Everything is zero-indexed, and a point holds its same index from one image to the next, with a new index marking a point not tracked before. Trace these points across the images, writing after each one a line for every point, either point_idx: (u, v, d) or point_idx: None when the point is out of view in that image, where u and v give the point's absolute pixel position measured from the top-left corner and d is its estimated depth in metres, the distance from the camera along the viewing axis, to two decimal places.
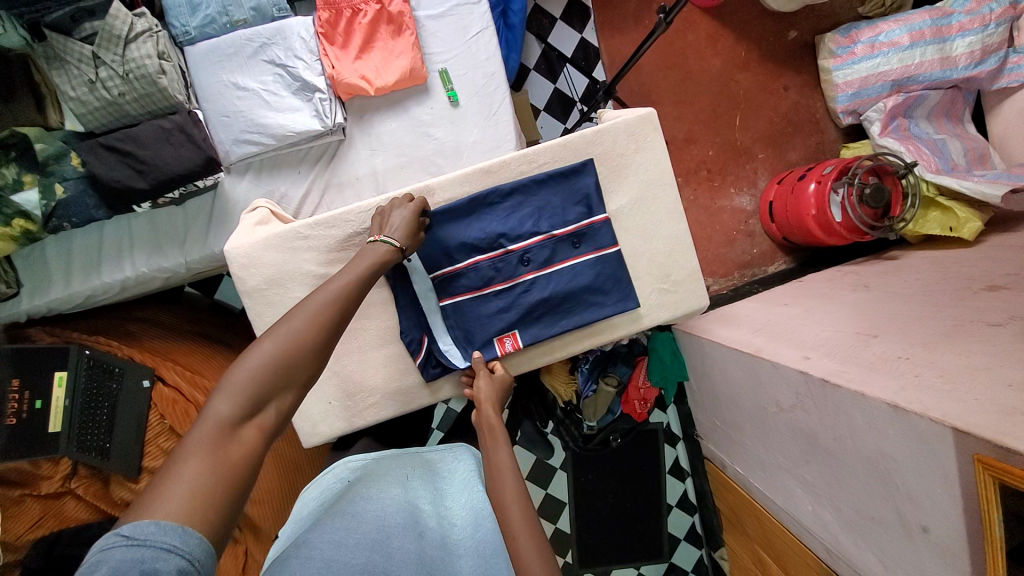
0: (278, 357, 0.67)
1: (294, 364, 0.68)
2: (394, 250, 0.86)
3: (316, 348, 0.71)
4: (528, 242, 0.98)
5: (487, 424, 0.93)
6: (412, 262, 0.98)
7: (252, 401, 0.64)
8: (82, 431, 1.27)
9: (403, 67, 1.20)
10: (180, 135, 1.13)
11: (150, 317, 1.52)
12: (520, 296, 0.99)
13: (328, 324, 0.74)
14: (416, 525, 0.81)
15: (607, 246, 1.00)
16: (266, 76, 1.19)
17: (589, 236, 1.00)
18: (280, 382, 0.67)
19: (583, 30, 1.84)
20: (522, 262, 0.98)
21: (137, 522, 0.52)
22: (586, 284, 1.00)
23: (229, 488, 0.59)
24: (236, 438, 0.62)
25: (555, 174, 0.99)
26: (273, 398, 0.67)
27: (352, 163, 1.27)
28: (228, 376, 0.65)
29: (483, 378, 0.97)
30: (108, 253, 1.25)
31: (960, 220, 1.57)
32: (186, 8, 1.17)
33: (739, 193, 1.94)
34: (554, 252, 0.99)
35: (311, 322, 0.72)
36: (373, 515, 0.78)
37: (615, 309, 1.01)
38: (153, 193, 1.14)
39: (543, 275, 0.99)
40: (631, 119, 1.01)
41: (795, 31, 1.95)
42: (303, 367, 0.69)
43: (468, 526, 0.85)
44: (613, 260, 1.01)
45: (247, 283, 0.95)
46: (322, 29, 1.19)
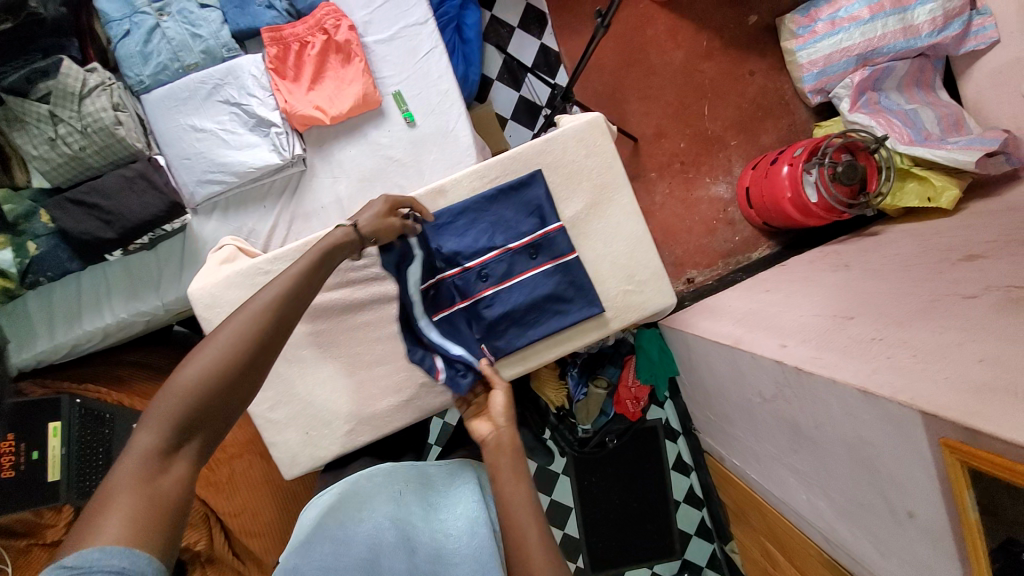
0: (210, 376, 0.66)
1: (226, 383, 0.67)
2: (343, 231, 0.84)
3: (254, 362, 0.70)
4: (485, 257, 0.99)
5: (492, 448, 0.79)
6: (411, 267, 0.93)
7: (183, 426, 0.64)
8: (80, 475, 1.30)
9: (356, 93, 1.22)
10: (142, 182, 1.15)
11: (136, 361, 1.55)
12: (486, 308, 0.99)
13: (264, 333, 0.71)
14: (408, 541, 0.83)
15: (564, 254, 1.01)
16: (221, 116, 1.22)
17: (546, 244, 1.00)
18: (209, 403, 0.66)
19: (542, 36, 1.86)
20: (481, 277, 0.99)
21: (76, 553, 0.54)
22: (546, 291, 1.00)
23: (165, 512, 0.60)
24: (164, 467, 0.63)
25: (504, 188, 1.01)
26: (204, 419, 0.66)
27: (316, 192, 1.28)
28: (154, 403, 0.64)
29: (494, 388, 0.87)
30: (87, 304, 1.27)
31: (938, 189, 1.56)
32: (138, 58, 1.19)
33: (715, 182, 1.93)
34: (511, 264, 1.00)
35: (243, 336, 0.69)
36: (360, 540, 0.81)
37: (579, 317, 1.01)
38: (122, 241, 1.17)
39: (503, 287, 1.00)
40: (578, 126, 1.02)
41: (755, 15, 1.95)
42: (235, 385, 0.68)
43: (463, 534, 0.86)
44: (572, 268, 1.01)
45: (212, 323, 0.97)
46: (271, 65, 1.21)
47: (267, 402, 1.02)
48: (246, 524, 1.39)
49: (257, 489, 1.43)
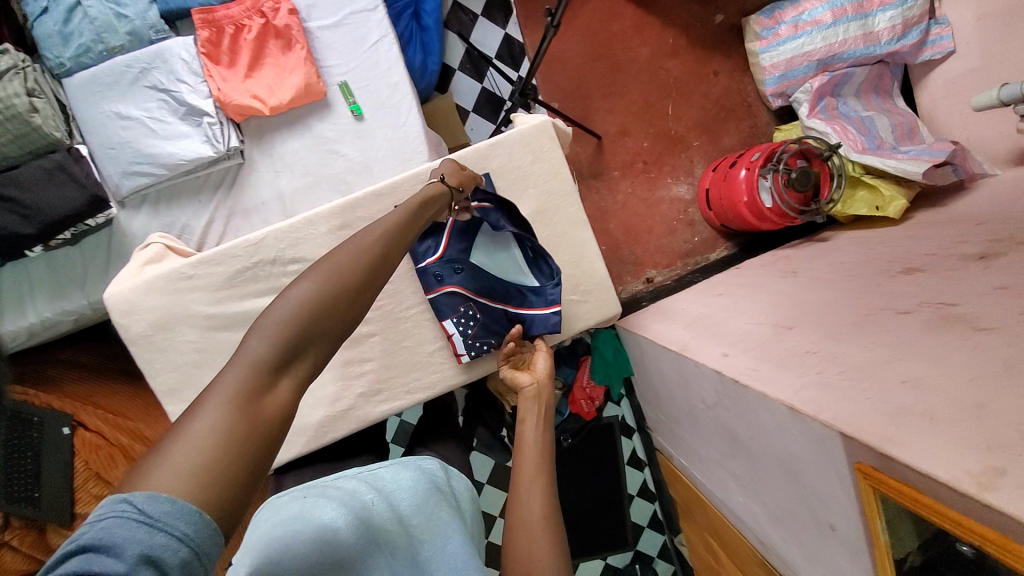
0: (319, 300, 0.60)
1: (332, 310, 0.61)
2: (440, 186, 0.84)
3: (357, 295, 0.64)
4: (442, 250, 0.97)
5: (526, 404, 0.90)
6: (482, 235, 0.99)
7: (286, 349, 0.58)
8: (8, 481, 1.22)
9: (297, 83, 1.15)
10: (62, 174, 1.07)
11: (67, 359, 1.48)
12: (453, 300, 0.98)
13: (369, 267, 0.66)
14: (383, 545, 0.81)
15: (522, 244, 1.00)
16: (149, 103, 1.13)
17: (502, 236, 1.00)
18: (317, 331, 0.60)
19: (506, 26, 1.80)
20: (439, 270, 0.97)
21: (149, 492, 0.46)
22: (496, 290, 0.99)
23: (254, 448, 0.53)
24: (268, 391, 0.56)
25: None
26: (309, 347, 0.60)
27: (255, 187, 1.22)
28: (262, 317, 0.58)
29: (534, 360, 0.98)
30: (7, 302, 1.18)
31: (886, 198, 1.60)
32: (57, 38, 1.10)
33: (676, 182, 1.93)
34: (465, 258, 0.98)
35: (352, 267, 0.64)
36: (337, 545, 0.78)
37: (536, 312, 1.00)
38: (42, 237, 1.08)
39: (464, 280, 0.97)
40: (525, 130, 1.00)
41: (722, 14, 1.93)
42: (338, 316, 0.62)
43: (438, 540, 0.85)
44: (530, 259, 1.00)
45: (131, 330, 0.92)
46: (203, 49, 1.13)
47: None
48: None
49: None
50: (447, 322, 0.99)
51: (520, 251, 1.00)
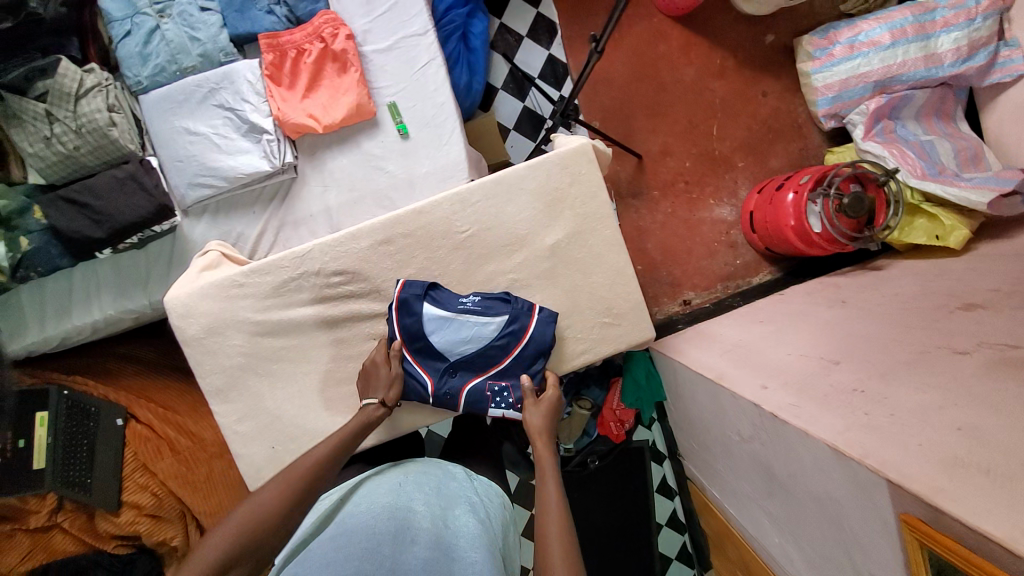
0: (256, 519, 0.78)
1: (264, 525, 0.78)
2: (377, 407, 0.93)
3: (288, 513, 0.80)
4: (426, 374, 0.96)
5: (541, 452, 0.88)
6: (449, 343, 0.96)
7: (224, 561, 0.74)
8: (64, 468, 1.36)
9: (349, 103, 1.21)
10: (133, 184, 1.16)
11: (127, 353, 1.58)
12: (476, 391, 0.96)
13: (304, 486, 0.83)
14: (408, 530, 0.86)
15: (461, 309, 0.96)
16: (215, 120, 1.21)
17: (441, 324, 0.96)
18: (256, 545, 0.76)
19: (550, 47, 1.82)
20: (442, 389, 0.96)
21: None
22: (484, 357, 0.96)
23: None
24: None
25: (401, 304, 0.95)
26: (241, 561, 0.75)
27: (305, 200, 1.28)
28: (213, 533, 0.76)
29: (535, 418, 0.92)
30: (78, 297, 1.29)
31: (947, 228, 1.51)
32: (138, 60, 1.20)
33: (718, 204, 1.88)
34: (450, 363, 0.97)
35: (292, 487, 0.82)
36: (362, 529, 0.85)
37: (529, 334, 0.97)
38: (110, 241, 1.18)
39: (469, 373, 0.97)
40: (565, 152, 0.99)
41: (772, 34, 1.89)
42: (273, 522, 0.78)
43: (459, 533, 0.88)
44: (481, 311, 0.96)
45: (185, 332, 0.97)
46: (267, 71, 1.21)
47: (234, 414, 0.99)
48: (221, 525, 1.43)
49: (232, 488, 1.47)
50: (490, 408, 0.96)
51: (465, 314, 0.96)
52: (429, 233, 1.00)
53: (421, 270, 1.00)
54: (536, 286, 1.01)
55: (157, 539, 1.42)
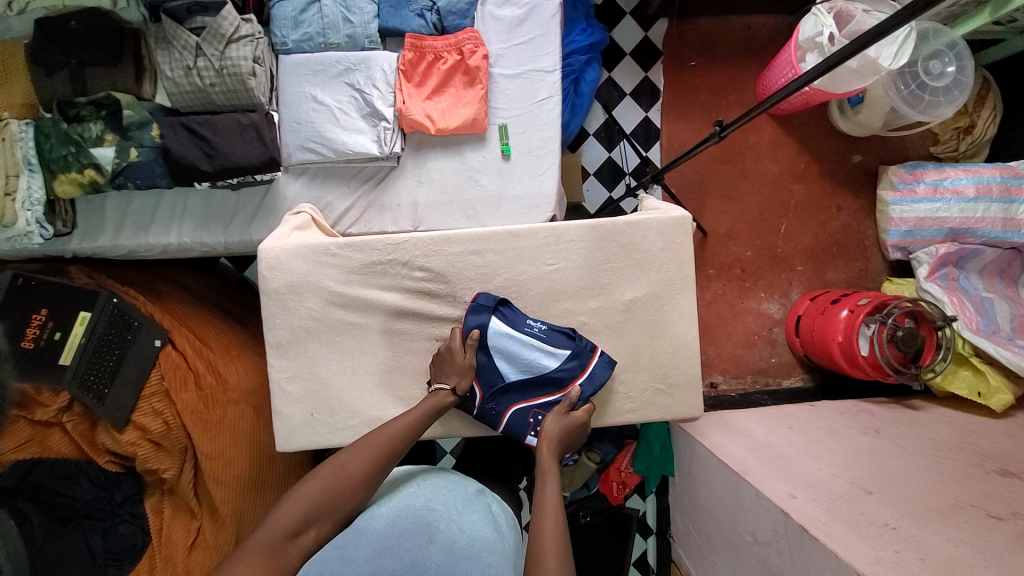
0: (334, 485, 0.86)
1: (339, 492, 0.86)
2: (446, 391, 0.97)
3: (362, 485, 0.88)
4: (478, 386, 1.01)
5: (545, 463, 0.89)
6: (508, 360, 1.00)
7: (305, 518, 0.82)
8: (87, 370, 1.39)
9: (466, 116, 1.27)
10: (253, 132, 1.22)
11: (178, 280, 1.64)
12: (519, 418, 1.01)
13: (374, 462, 0.90)
14: (425, 530, 0.87)
15: (526, 331, 0.99)
16: (342, 96, 1.28)
17: (505, 340, 0.99)
18: (327, 510, 0.84)
19: (649, 110, 1.89)
20: (489, 404, 1.01)
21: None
22: (538, 386, 1.00)
23: None
24: (288, 543, 0.79)
25: (478, 308, 1.00)
26: (318, 521, 0.84)
27: (398, 190, 1.33)
28: (296, 489, 0.85)
29: (552, 425, 0.95)
30: (161, 216, 1.35)
31: (991, 387, 1.51)
32: (290, 22, 1.27)
33: (768, 299, 1.91)
34: (503, 383, 1.01)
35: (363, 461, 0.89)
36: (379, 528, 0.86)
37: (586, 372, 0.98)
38: (212, 176, 1.23)
39: (516, 396, 1.01)
40: (665, 219, 1.01)
41: (860, 156, 1.95)
42: (353, 489, 0.87)
43: (474, 538, 0.89)
44: (545, 339, 1.00)
45: (269, 284, 1.01)
46: (403, 67, 1.28)
47: (287, 371, 1.03)
48: (217, 471, 1.45)
49: (241, 438, 1.50)
50: (527, 438, 1.00)
51: (530, 338, 0.99)
52: (517, 257, 1.03)
53: (501, 288, 1.03)
54: (604, 335, 1.03)
55: (150, 467, 1.46)
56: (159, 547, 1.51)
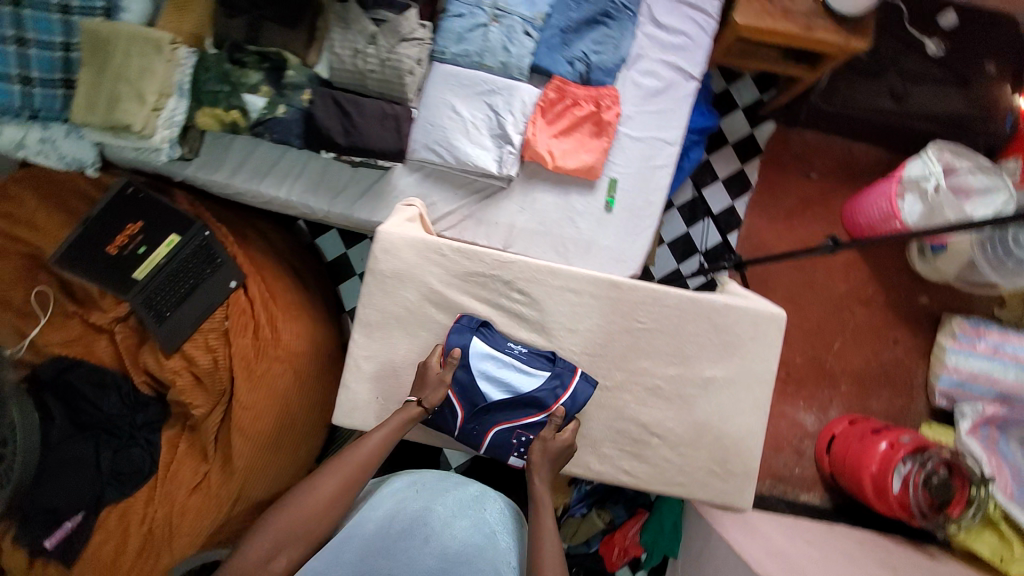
0: (302, 510, 0.88)
1: (305, 517, 0.87)
2: (419, 409, 0.98)
3: (330, 506, 0.89)
4: (459, 406, 1.00)
5: (542, 505, 0.93)
6: (490, 381, 0.99)
7: (274, 546, 0.85)
8: (152, 291, 1.48)
9: (585, 161, 1.35)
10: (392, 122, 1.30)
11: (264, 230, 1.72)
12: (501, 437, 1.00)
13: (342, 484, 0.91)
14: (421, 530, 0.91)
15: (506, 351, 1.01)
16: (478, 113, 1.37)
17: (487, 360, 0.99)
18: (294, 535, 0.86)
19: (736, 199, 1.96)
20: (470, 425, 1.00)
21: None
22: (517, 406, 0.99)
23: None
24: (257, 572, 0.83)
25: (466, 325, 1.02)
26: (285, 547, 0.86)
27: (500, 209, 1.39)
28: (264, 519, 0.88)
29: (536, 455, 0.97)
30: (278, 170, 1.42)
31: (1013, 555, 1.48)
32: (454, 37, 1.37)
33: (806, 410, 1.91)
34: (485, 404, 0.99)
35: (332, 483, 0.91)
36: (374, 531, 0.91)
37: (568, 391, 0.99)
38: (341, 150, 1.31)
39: (499, 416, 1.00)
40: (762, 312, 1.05)
41: (926, 298, 1.98)
42: (321, 512, 0.88)
43: (466, 541, 0.91)
44: (523, 360, 1.01)
45: (378, 265, 1.05)
46: (541, 103, 1.37)
47: (368, 350, 1.06)
48: (245, 422, 1.47)
49: (274, 398, 1.50)
50: (511, 457, 1.01)
51: (511, 359, 1.00)
52: (613, 307, 1.04)
53: (590, 330, 1.04)
54: (674, 404, 1.04)
55: (183, 399, 1.50)
56: (164, 479, 1.53)
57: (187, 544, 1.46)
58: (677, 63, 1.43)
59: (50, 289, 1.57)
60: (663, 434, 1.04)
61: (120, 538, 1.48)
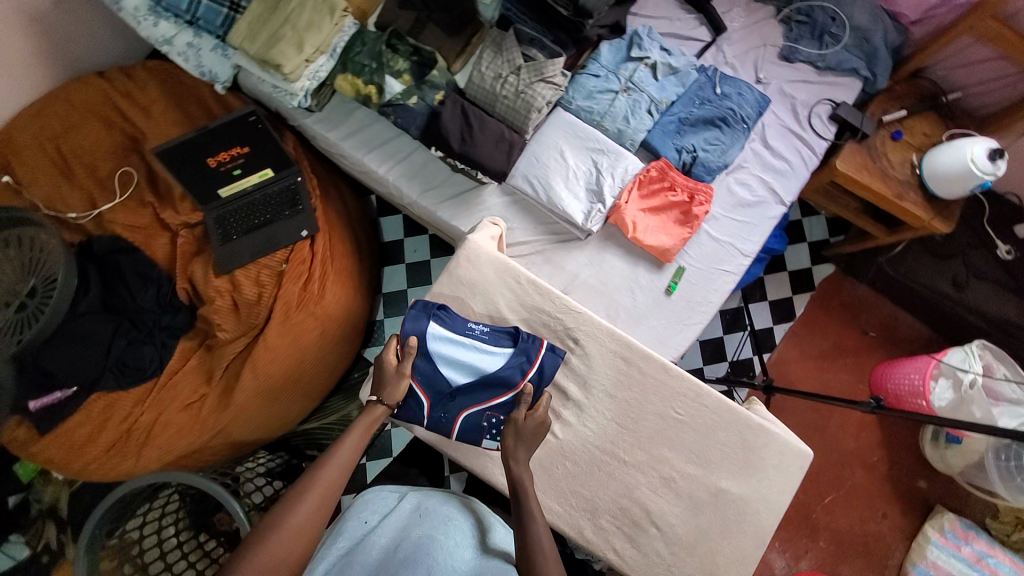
0: (276, 543, 0.83)
1: (281, 550, 0.83)
2: (383, 407, 1.03)
3: (305, 535, 0.87)
4: (423, 394, 1.04)
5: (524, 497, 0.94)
6: (450, 362, 1.04)
7: None
8: (230, 212, 1.55)
9: (663, 244, 1.41)
10: (505, 147, 1.40)
11: (343, 193, 1.80)
12: (472, 420, 1.05)
13: (316, 510, 0.89)
14: (425, 559, 0.98)
15: (467, 333, 1.05)
16: (582, 165, 1.44)
17: (447, 343, 1.04)
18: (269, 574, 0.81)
19: (777, 324, 2.02)
20: (438, 412, 1.05)
21: None
22: (480, 384, 1.04)
23: None
24: None
25: (434, 317, 1.05)
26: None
27: (571, 257, 1.46)
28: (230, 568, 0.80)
29: (512, 440, 1.01)
30: (385, 149, 1.51)
31: None
32: (583, 92, 1.47)
33: (779, 552, 1.93)
34: (451, 389, 1.04)
35: (304, 512, 0.88)
36: (377, 560, 0.99)
37: (534, 366, 1.04)
38: (451, 153, 1.40)
39: (466, 401, 1.05)
40: (788, 445, 1.09)
41: (925, 482, 1.98)
42: (295, 544, 0.85)
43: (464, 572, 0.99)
44: (485, 339, 1.06)
45: (457, 270, 1.11)
46: (642, 177, 1.44)
47: None
48: (261, 361, 1.50)
49: (295, 350, 1.54)
50: (484, 441, 1.06)
51: (473, 339, 1.05)
52: (654, 387, 1.09)
53: (627, 402, 1.08)
54: (682, 503, 1.07)
55: (214, 318, 1.55)
56: (162, 386, 1.55)
57: (153, 460, 1.50)
58: (772, 185, 1.51)
59: (137, 175, 1.63)
60: (666, 528, 1.06)
61: (97, 425, 1.51)
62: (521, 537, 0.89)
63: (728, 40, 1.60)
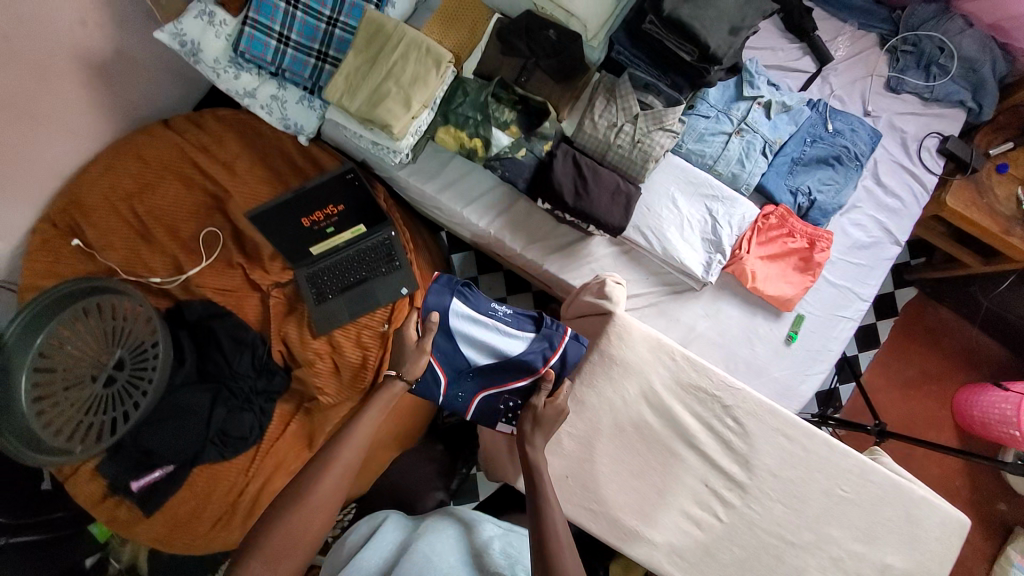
0: (298, 516, 0.93)
1: (306, 523, 0.93)
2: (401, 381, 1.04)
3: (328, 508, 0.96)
4: (441, 372, 1.07)
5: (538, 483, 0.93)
6: (472, 339, 1.06)
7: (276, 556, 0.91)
8: (324, 271, 1.49)
9: (785, 293, 1.37)
10: (622, 200, 1.33)
11: (429, 239, 1.74)
12: (490, 401, 1.10)
13: (336, 487, 0.97)
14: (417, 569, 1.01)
15: (489, 314, 1.07)
16: (696, 212, 1.38)
17: (469, 319, 1.06)
18: (296, 544, 0.92)
19: (860, 351, 1.99)
20: (456, 392, 1.09)
21: None
22: (502, 367, 1.06)
23: None
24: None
25: (457, 296, 1.07)
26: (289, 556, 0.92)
27: (686, 309, 1.42)
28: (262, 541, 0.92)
29: (529, 425, 0.99)
30: (486, 201, 1.46)
31: None
32: (694, 136, 1.43)
33: None
34: (472, 366, 1.07)
35: (326, 489, 0.96)
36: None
37: (558, 352, 1.05)
38: (565, 209, 1.33)
39: (486, 381, 1.08)
40: (954, 519, 1.06)
41: (1004, 505, 1.97)
42: (321, 520, 0.95)
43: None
44: (508, 321, 1.07)
45: (609, 348, 1.07)
46: (759, 224, 1.39)
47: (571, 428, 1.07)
48: None
49: None
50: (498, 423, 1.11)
51: (496, 320, 1.07)
52: (820, 464, 1.05)
53: (791, 480, 1.05)
54: None
55: (317, 384, 1.49)
56: (263, 455, 1.48)
57: None
58: (887, 224, 1.47)
59: (222, 232, 1.56)
60: None
61: (201, 499, 1.45)
62: (535, 519, 0.89)
63: (834, 70, 1.54)
